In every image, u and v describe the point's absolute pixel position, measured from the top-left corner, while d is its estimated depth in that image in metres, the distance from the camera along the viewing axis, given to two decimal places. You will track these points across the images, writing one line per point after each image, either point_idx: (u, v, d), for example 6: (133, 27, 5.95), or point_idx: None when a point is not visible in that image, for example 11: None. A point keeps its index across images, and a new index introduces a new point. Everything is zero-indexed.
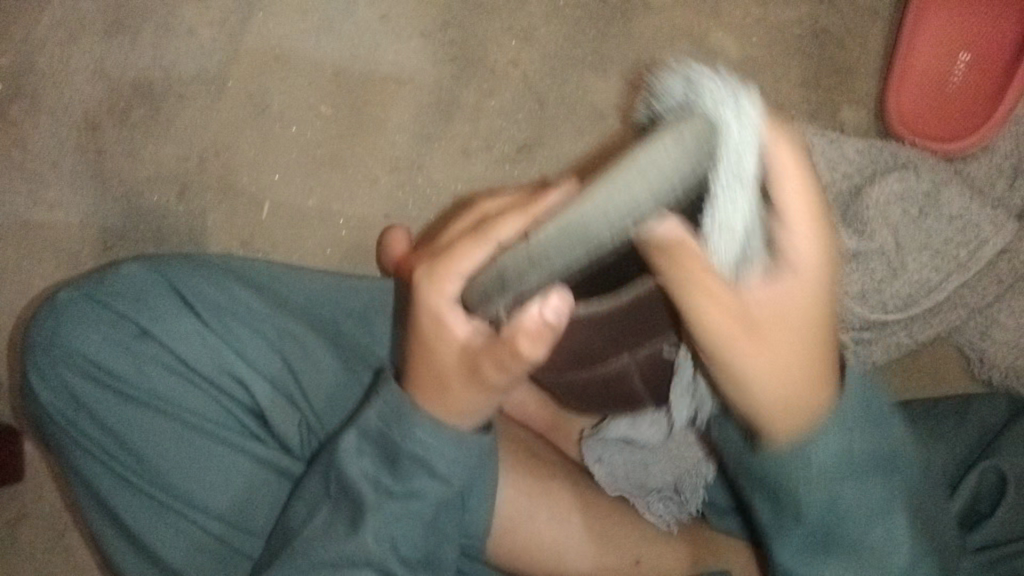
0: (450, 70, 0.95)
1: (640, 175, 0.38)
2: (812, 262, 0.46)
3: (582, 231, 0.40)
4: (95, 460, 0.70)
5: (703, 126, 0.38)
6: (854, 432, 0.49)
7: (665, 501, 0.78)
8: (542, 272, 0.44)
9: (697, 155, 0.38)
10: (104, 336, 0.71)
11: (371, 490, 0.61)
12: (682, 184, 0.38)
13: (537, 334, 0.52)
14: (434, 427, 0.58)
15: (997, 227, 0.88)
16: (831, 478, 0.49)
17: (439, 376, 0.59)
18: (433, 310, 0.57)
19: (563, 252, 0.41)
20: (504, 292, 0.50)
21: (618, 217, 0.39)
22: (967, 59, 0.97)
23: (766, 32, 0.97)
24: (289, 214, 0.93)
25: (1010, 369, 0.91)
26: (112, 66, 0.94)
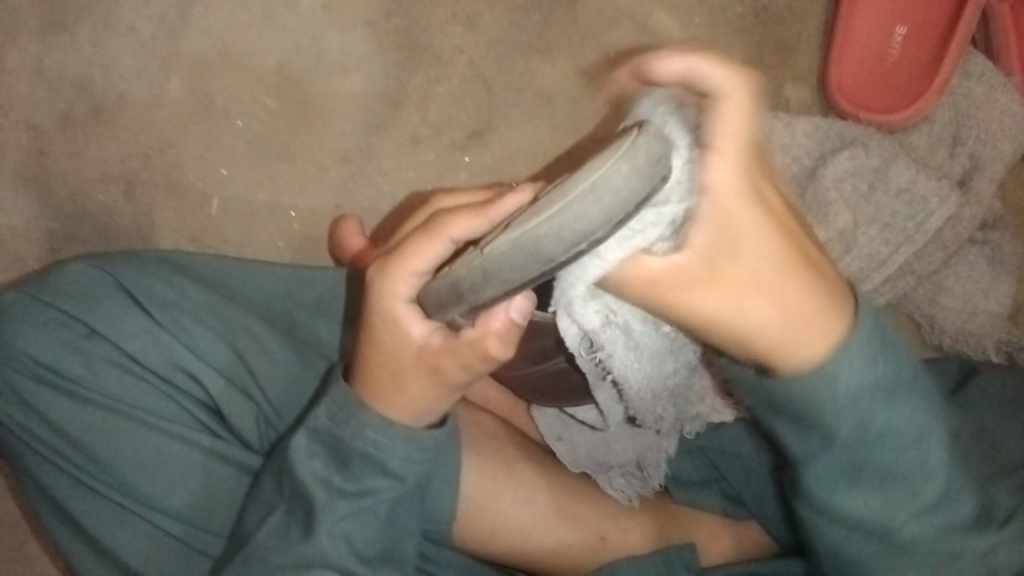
0: (396, 59, 0.95)
1: (595, 198, 0.41)
2: (732, 188, 0.49)
3: (534, 247, 0.43)
4: (50, 464, 0.69)
5: (655, 147, 0.43)
6: (878, 358, 0.52)
7: (627, 476, 0.78)
8: (498, 283, 0.45)
9: (649, 169, 0.42)
10: (51, 336, 0.70)
11: (323, 492, 0.62)
12: (633, 202, 0.42)
13: (504, 333, 0.53)
14: (385, 426, 0.59)
15: (943, 199, 0.92)
16: (857, 400, 0.52)
17: (396, 374, 0.58)
18: (386, 311, 0.58)
19: (519, 266, 0.44)
20: (460, 302, 0.49)
21: (574, 239, 0.42)
22: (903, 33, 1.01)
23: (708, 12, 0.99)
24: (239, 209, 0.92)
25: (959, 333, 0.94)
26: (50, 66, 0.92)
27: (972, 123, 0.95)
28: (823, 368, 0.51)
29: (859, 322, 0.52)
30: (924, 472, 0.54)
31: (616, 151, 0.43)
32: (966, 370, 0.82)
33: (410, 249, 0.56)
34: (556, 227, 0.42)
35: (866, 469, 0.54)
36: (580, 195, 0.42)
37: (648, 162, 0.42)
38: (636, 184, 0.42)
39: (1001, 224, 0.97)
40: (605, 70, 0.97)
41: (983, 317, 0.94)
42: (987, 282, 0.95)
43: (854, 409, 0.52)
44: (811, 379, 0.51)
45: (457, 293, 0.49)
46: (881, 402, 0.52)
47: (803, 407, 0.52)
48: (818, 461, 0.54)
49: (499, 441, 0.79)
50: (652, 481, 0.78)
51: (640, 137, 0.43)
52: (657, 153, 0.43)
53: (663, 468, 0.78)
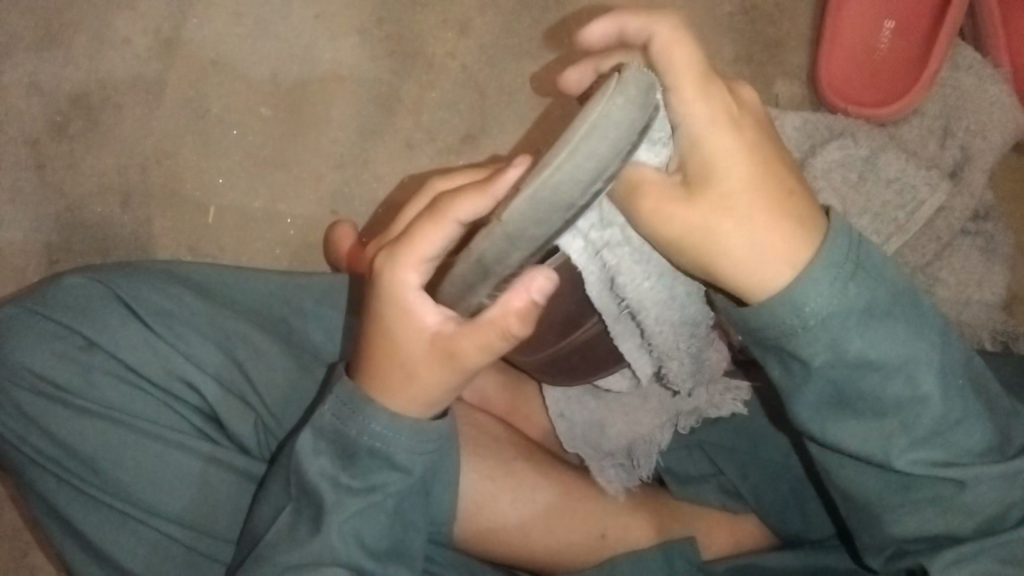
0: (388, 65, 0.96)
1: (601, 133, 0.46)
2: (698, 115, 0.54)
3: (553, 194, 0.46)
4: (51, 474, 0.70)
5: (640, 85, 0.47)
6: (846, 283, 0.53)
7: (617, 466, 0.80)
8: (525, 246, 0.48)
9: (642, 97, 0.47)
10: (50, 349, 0.71)
11: (331, 489, 0.62)
12: (634, 128, 0.46)
13: (524, 312, 0.54)
14: (392, 420, 0.60)
15: (933, 187, 0.93)
16: (829, 328, 0.53)
17: (409, 363, 0.59)
18: (399, 298, 0.59)
19: (541, 219, 0.47)
20: (487, 278, 0.51)
21: (590, 176, 0.46)
22: (892, 27, 1.01)
23: (696, 11, 0.99)
24: (236, 217, 0.93)
25: (955, 323, 0.94)
26: (46, 80, 0.93)
27: (961, 115, 0.96)
28: (790, 294, 0.53)
29: (824, 244, 0.54)
30: (916, 402, 0.55)
31: (604, 95, 0.47)
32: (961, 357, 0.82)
33: (418, 236, 0.57)
34: (570, 168, 0.46)
35: (852, 400, 0.56)
36: (587, 135, 0.46)
37: (638, 92, 0.47)
38: (634, 111, 0.46)
39: (994, 215, 0.98)
40: None
41: (978, 308, 0.95)
42: (981, 273, 0.95)
43: (826, 337, 0.53)
44: (782, 310, 0.53)
45: (484, 268, 0.51)
46: (856, 329, 0.53)
47: (782, 339, 0.54)
48: (804, 399, 0.56)
49: (498, 441, 0.80)
50: (643, 470, 0.79)
51: (626, 75, 0.48)
52: (643, 83, 0.48)
53: (653, 461, 0.79)
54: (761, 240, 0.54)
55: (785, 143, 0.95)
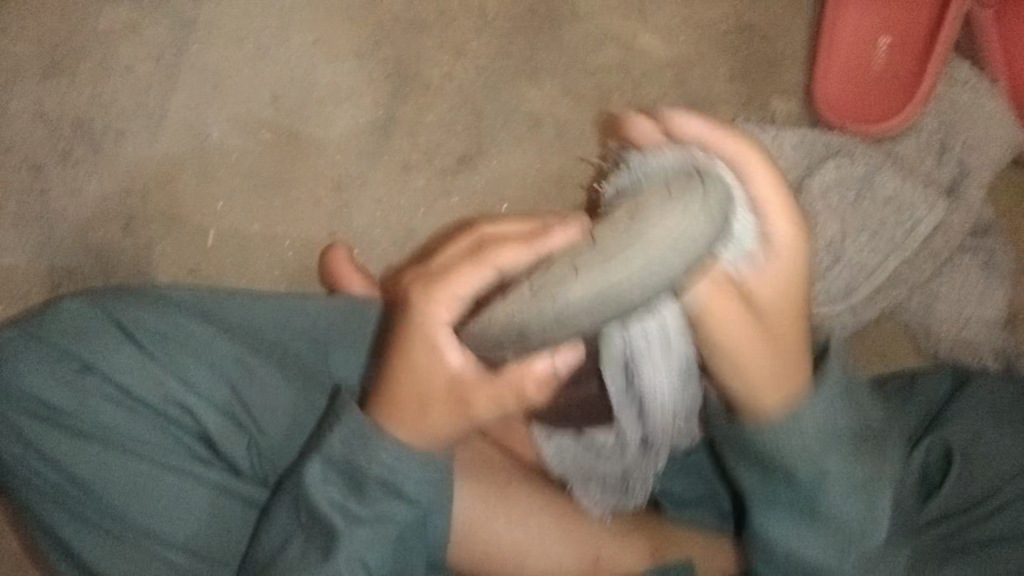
0: (386, 89, 0.97)
1: (674, 243, 0.49)
2: (788, 236, 0.56)
3: (616, 290, 0.48)
4: (45, 498, 0.71)
5: (716, 199, 0.51)
6: (834, 416, 0.61)
7: (606, 487, 0.77)
8: (569, 326, 0.50)
9: (717, 220, 0.50)
10: (48, 372, 0.72)
11: (339, 518, 0.63)
12: (705, 246, 0.50)
13: (545, 379, 0.58)
14: (403, 451, 0.61)
15: (931, 205, 0.93)
16: (813, 452, 0.61)
17: (422, 399, 0.61)
18: (428, 332, 0.59)
19: (594, 311, 0.49)
20: (515, 343, 0.53)
21: (648, 285, 0.48)
22: (886, 44, 1.02)
23: (691, 32, 1.00)
24: (235, 239, 0.94)
25: (956, 341, 0.94)
26: (50, 106, 0.95)
27: (958, 130, 0.96)
28: (795, 420, 0.61)
29: (829, 379, 0.62)
30: (868, 523, 0.64)
31: (680, 200, 0.50)
32: (959, 378, 0.81)
33: (458, 274, 0.59)
34: (639, 269, 0.48)
35: (820, 514, 0.63)
36: (663, 242, 0.48)
37: (714, 209, 0.50)
38: (709, 230, 0.50)
39: (993, 230, 0.97)
40: (592, 92, 0.99)
41: (977, 325, 0.94)
42: (981, 289, 0.95)
43: (811, 459, 0.61)
44: (781, 430, 0.61)
45: (518, 336, 0.52)
46: (838, 454, 0.62)
47: (772, 454, 0.62)
48: (777, 503, 0.64)
49: (492, 462, 0.80)
50: (635, 494, 0.78)
51: (704, 188, 0.51)
52: (719, 203, 0.51)
53: (648, 485, 0.77)
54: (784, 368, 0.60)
55: (782, 161, 0.94)
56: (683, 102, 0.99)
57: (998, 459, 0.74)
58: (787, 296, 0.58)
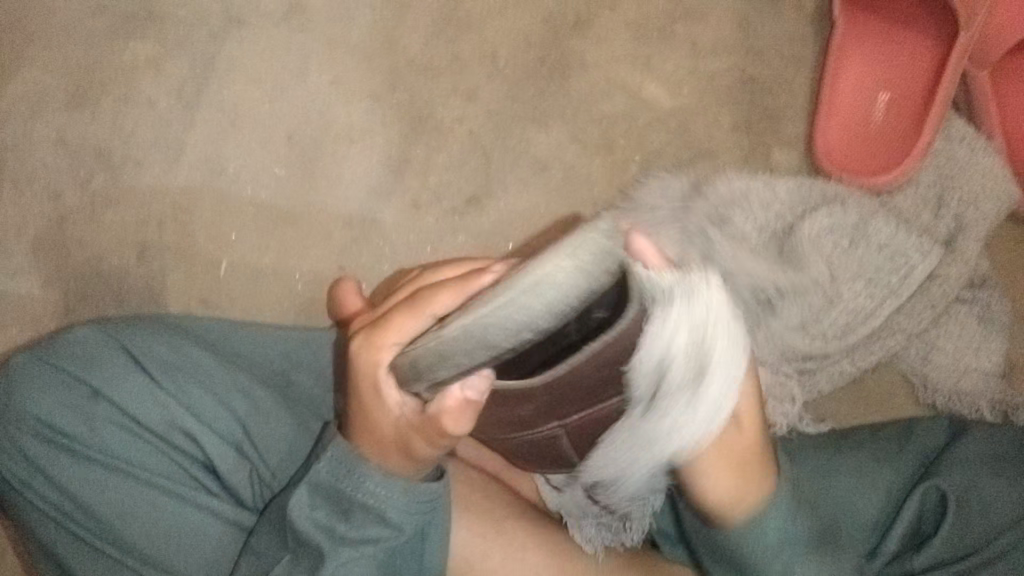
0: (399, 129, 1.00)
1: (537, 289, 0.49)
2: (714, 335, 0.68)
3: (483, 333, 0.51)
4: (52, 521, 0.73)
5: (594, 249, 0.50)
6: (793, 522, 0.69)
7: (600, 526, 0.81)
8: (450, 363, 0.54)
9: (591, 273, 0.50)
10: (57, 398, 0.73)
11: (326, 539, 0.66)
12: (573, 298, 0.50)
13: (458, 411, 0.60)
14: (384, 478, 0.65)
15: (925, 253, 0.96)
16: (778, 554, 0.68)
17: (378, 431, 0.65)
18: (374, 373, 0.63)
19: (465, 350, 0.52)
20: (420, 379, 0.57)
21: (514, 327, 0.50)
22: (886, 99, 1.03)
23: (696, 83, 1.03)
24: (246, 271, 0.97)
25: (952, 392, 0.96)
26: (73, 137, 0.98)
27: (955, 185, 0.98)
28: (756, 524, 0.69)
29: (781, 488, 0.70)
30: None
31: (556, 247, 0.50)
32: (956, 429, 0.81)
33: (394, 323, 0.62)
34: (501, 315, 0.50)
35: None
36: (524, 289, 0.49)
37: (588, 257, 0.50)
38: (577, 280, 0.49)
39: (990, 283, 0.99)
40: (598, 138, 1.01)
41: (976, 375, 0.96)
42: (977, 341, 0.97)
43: (777, 561, 0.69)
44: (743, 534, 0.69)
45: (417, 371, 0.57)
46: (800, 561, 0.69)
47: (741, 556, 0.70)
48: None
49: (491, 497, 0.81)
50: (630, 532, 0.82)
51: (579, 236, 0.51)
52: (599, 252, 0.50)
53: (646, 522, 0.81)
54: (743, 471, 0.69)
55: (782, 210, 0.96)
56: (686, 150, 1.02)
57: (995, 507, 0.75)
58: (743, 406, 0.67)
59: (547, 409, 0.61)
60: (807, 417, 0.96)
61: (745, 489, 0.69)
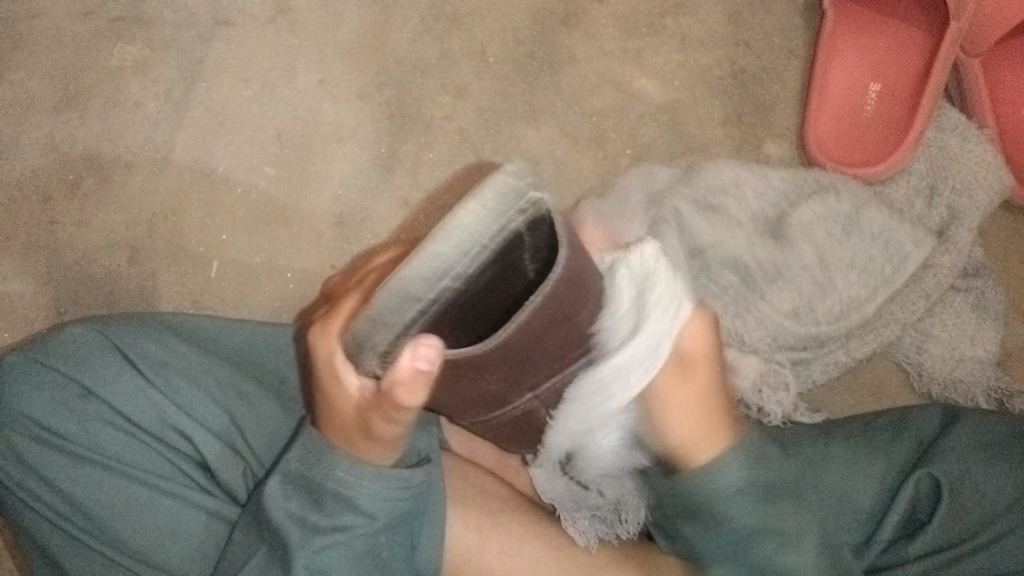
0: (389, 128, 0.99)
1: (448, 235, 0.47)
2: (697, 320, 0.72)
3: (405, 291, 0.48)
4: (43, 521, 0.72)
5: (502, 187, 0.48)
6: (756, 469, 0.66)
7: (595, 518, 0.80)
8: (383, 330, 0.50)
9: (501, 213, 0.48)
10: (48, 397, 0.73)
11: (297, 529, 0.66)
12: (485, 236, 0.47)
13: (411, 385, 0.54)
14: (353, 464, 0.65)
15: (916, 242, 0.95)
16: (740, 500, 0.65)
17: (343, 419, 0.64)
18: (327, 360, 0.63)
19: (392, 313, 0.49)
20: (360, 356, 0.53)
21: (430, 278, 0.47)
22: (877, 90, 1.02)
23: (686, 76, 1.03)
24: (237, 271, 0.96)
25: (948, 380, 0.96)
26: (62, 140, 0.98)
27: (947, 173, 0.98)
28: (712, 472, 0.66)
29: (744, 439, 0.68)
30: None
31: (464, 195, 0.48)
32: (948, 417, 0.80)
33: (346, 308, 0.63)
34: (419, 266, 0.47)
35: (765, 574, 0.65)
36: (434, 238, 0.47)
37: (496, 196, 0.48)
38: (484, 218, 0.47)
39: (983, 271, 0.99)
40: (588, 133, 1.01)
41: (971, 363, 0.96)
42: (972, 329, 0.96)
43: (741, 508, 0.65)
44: (701, 483, 0.66)
45: (357, 348, 0.54)
46: (763, 507, 0.65)
47: (700, 508, 0.66)
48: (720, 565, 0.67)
49: (485, 492, 0.80)
50: (627, 525, 0.81)
51: (487, 180, 0.48)
52: (506, 191, 0.48)
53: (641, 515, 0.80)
54: (701, 422, 0.68)
55: (785, 213, 0.95)
56: (676, 143, 1.02)
57: (988, 493, 0.74)
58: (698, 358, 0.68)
59: (507, 377, 0.58)
60: (803, 407, 0.97)
61: (704, 449, 0.68)
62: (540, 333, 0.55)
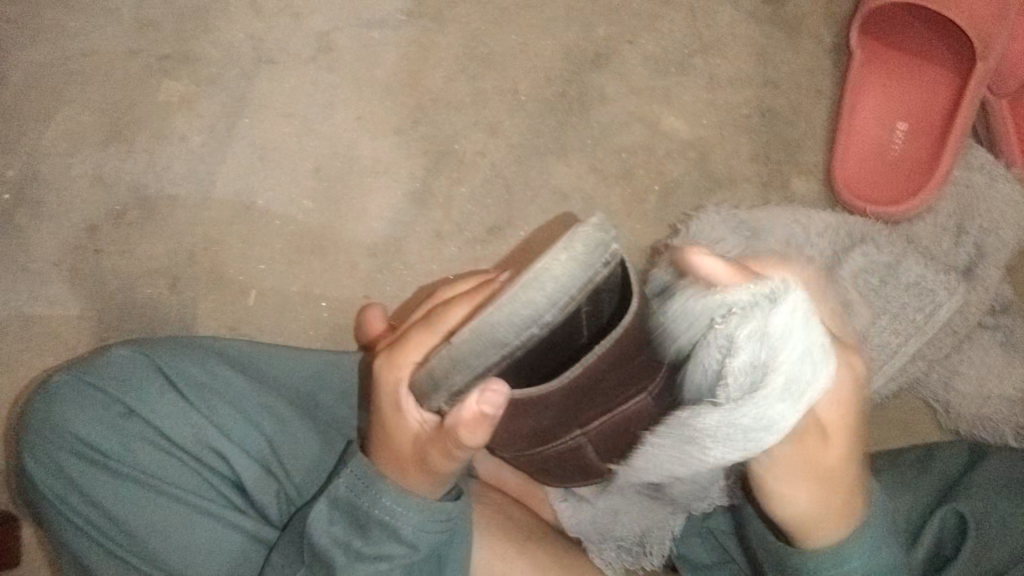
0: (424, 163, 1.03)
1: (538, 281, 0.53)
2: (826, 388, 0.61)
3: (492, 332, 0.54)
4: (85, 534, 0.74)
5: (589, 240, 0.54)
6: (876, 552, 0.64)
7: (619, 550, 0.83)
8: (464, 370, 0.57)
9: (587, 263, 0.54)
10: (93, 416, 0.76)
11: (342, 555, 0.68)
12: (569, 291, 0.53)
13: (475, 424, 0.60)
14: (399, 494, 0.66)
15: (951, 290, 0.96)
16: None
17: (398, 449, 0.67)
18: (393, 393, 0.67)
19: (476, 352, 0.55)
20: (437, 392, 0.59)
21: (517, 320, 0.53)
22: (905, 128, 1.03)
23: (714, 114, 1.05)
24: (273, 300, 0.99)
25: (976, 419, 0.95)
26: (110, 172, 1.02)
27: (974, 213, 0.98)
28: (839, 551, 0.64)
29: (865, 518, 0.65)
30: None
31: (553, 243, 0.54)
32: (974, 452, 0.82)
33: (414, 342, 0.66)
34: (508, 313, 0.53)
35: None
36: (525, 284, 0.53)
37: (582, 246, 0.53)
38: (577, 272, 0.53)
39: (1012, 309, 0.98)
40: (617, 169, 1.03)
41: (1000, 402, 0.95)
42: (1001, 367, 0.96)
43: None
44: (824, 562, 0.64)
45: (434, 382, 0.59)
46: None
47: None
48: None
49: (512, 521, 0.81)
50: (651, 557, 0.83)
51: (575, 231, 0.54)
52: (592, 243, 0.54)
53: (667, 548, 0.82)
54: (828, 496, 0.65)
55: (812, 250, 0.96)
56: (704, 180, 1.04)
57: (1016, 530, 0.73)
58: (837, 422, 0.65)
59: (568, 416, 0.65)
60: None
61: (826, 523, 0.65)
62: (606, 379, 0.62)
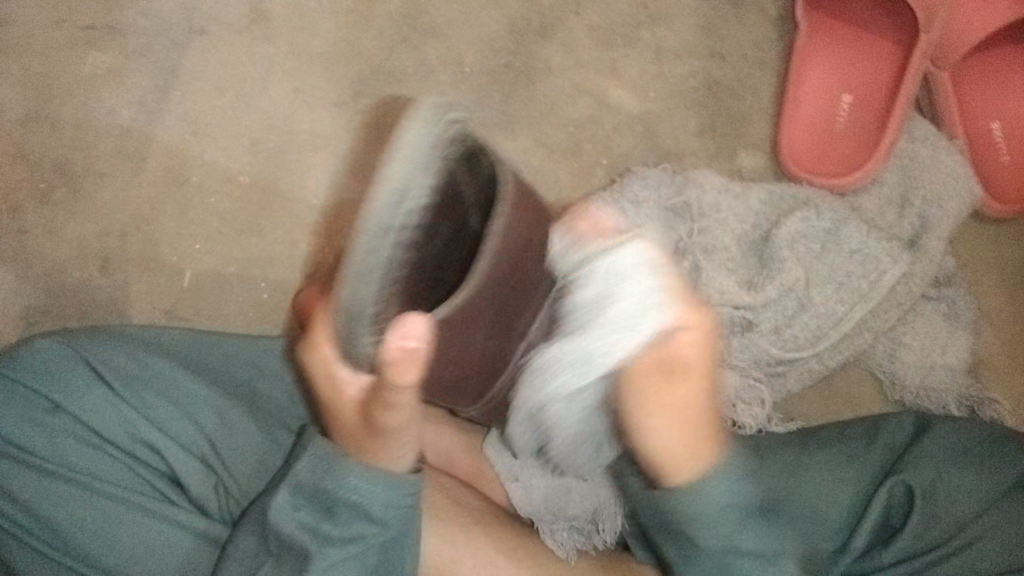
0: (366, 137, 0.99)
1: (401, 157, 0.52)
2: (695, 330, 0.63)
3: (381, 227, 0.51)
4: (10, 537, 0.71)
5: (426, 113, 0.54)
6: (737, 489, 0.65)
7: (571, 530, 0.82)
8: (369, 281, 0.52)
9: (436, 131, 0.54)
10: (16, 412, 0.72)
11: (311, 539, 0.68)
12: (435, 174, 0.53)
13: (410, 360, 0.58)
14: (365, 473, 0.66)
15: (894, 258, 0.95)
16: (725, 524, 0.65)
17: (351, 421, 0.69)
18: (326, 371, 0.67)
19: (371, 249, 0.51)
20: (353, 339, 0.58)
21: (396, 199, 0.51)
22: (849, 100, 1.03)
23: (662, 87, 1.04)
24: (211, 282, 0.96)
25: (920, 389, 0.97)
26: (32, 149, 0.97)
27: (919, 186, 0.99)
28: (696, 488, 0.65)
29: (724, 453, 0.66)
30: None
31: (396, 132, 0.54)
32: (921, 424, 0.82)
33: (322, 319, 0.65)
34: (386, 199, 0.51)
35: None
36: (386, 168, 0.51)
37: (425, 119, 0.54)
38: (428, 157, 0.53)
39: (954, 280, 1.00)
40: (565, 143, 1.02)
41: (944, 372, 0.97)
42: (944, 338, 0.98)
43: (718, 530, 0.65)
44: (683, 499, 0.65)
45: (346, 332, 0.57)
46: (748, 532, 0.66)
47: (678, 523, 0.66)
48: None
49: (461, 505, 0.79)
50: (604, 535, 0.83)
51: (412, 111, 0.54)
52: (432, 116, 0.54)
53: (618, 525, 0.83)
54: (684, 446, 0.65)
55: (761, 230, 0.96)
56: (652, 153, 1.02)
57: (959, 501, 0.75)
58: (689, 364, 0.64)
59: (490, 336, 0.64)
60: (778, 417, 0.96)
61: (687, 459, 0.65)
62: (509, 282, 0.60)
